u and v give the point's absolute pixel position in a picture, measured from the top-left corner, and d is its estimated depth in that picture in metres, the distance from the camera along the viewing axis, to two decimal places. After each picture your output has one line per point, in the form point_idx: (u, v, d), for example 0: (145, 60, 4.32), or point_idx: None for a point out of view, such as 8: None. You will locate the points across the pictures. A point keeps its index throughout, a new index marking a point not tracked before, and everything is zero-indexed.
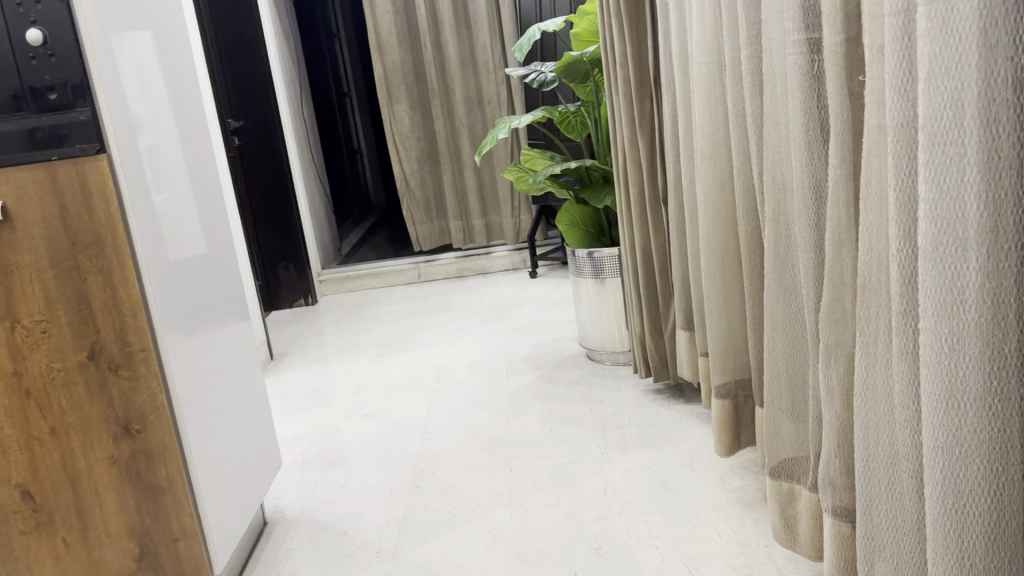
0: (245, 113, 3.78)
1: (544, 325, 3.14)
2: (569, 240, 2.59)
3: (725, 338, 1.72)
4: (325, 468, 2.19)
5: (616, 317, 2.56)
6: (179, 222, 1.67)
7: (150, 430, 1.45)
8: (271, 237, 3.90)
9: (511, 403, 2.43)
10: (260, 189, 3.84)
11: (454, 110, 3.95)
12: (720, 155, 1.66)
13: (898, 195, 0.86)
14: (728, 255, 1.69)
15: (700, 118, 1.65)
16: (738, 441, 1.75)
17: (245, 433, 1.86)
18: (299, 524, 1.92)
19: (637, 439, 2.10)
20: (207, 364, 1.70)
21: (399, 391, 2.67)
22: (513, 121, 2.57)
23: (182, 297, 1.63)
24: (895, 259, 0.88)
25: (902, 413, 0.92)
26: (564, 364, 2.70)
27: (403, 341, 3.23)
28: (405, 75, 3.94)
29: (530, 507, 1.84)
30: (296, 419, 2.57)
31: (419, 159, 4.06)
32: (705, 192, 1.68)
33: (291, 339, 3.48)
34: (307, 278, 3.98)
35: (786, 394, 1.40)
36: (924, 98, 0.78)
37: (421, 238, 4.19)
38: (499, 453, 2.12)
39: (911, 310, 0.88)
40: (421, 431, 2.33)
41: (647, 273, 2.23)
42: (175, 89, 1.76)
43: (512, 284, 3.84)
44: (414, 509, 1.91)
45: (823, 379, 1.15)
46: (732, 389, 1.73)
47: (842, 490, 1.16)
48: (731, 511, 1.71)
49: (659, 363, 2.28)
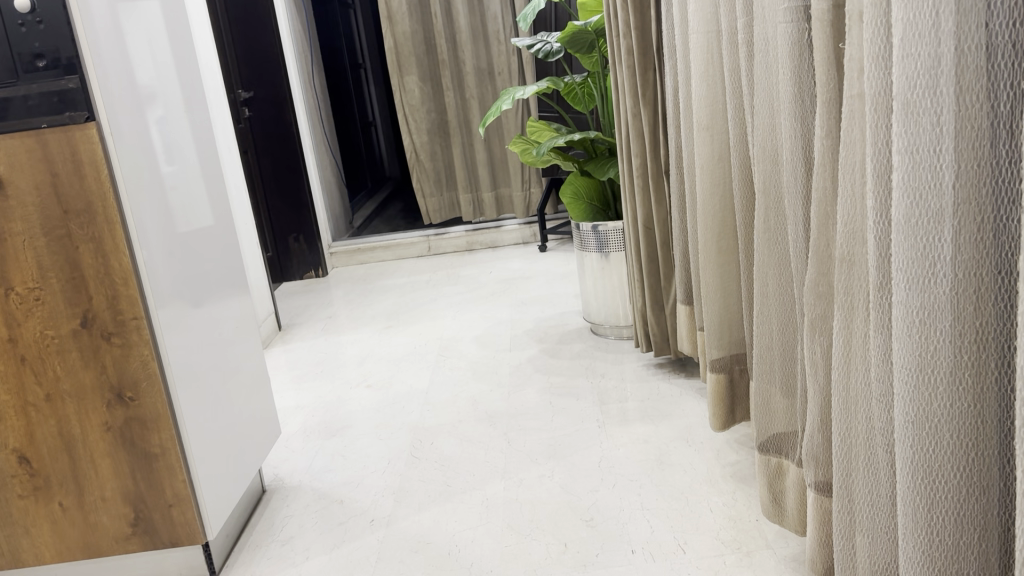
0: (255, 84, 3.78)
1: (550, 298, 3.13)
2: (573, 213, 2.55)
3: (719, 312, 1.71)
4: (326, 437, 2.21)
5: (619, 291, 2.55)
6: (183, 190, 1.67)
7: (143, 397, 1.46)
8: (281, 209, 3.91)
9: (513, 376, 2.44)
10: (270, 161, 3.85)
11: (464, 81, 3.93)
12: (718, 126, 1.64)
13: (874, 165, 0.85)
14: (725, 228, 1.67)
15: (698, 89, 1.62)
16: (733, 416, 1.75)
17: (245, 401, 1.88)
18: (297, 492, 1.94)
19: (636, 413, 2.09)
20: (209, 334, 1.72)
21: (403, 363, 2.69)
22: (518, 92, 2.54)
23: (186, 266, 1.64)
24: (872, 232, 0.87)
25: (877, 389, 0.90)
26: (568, 338, 2.69)
27: (410, 313, 3.24)
28: (415, 46, 3.91)
29: (525, 478, 1.84)
30: (299, 389, 2.59)
31: (429, 130, 4.04)
32: (702, 164, 1.66)
33: (299, 310, 3.50)
34: (317, 249, 3.98)
35: (777, 368, 1.39)
36: (900, 65, 0.76)
37: (430, 210, 4.18)
38: (498, 425, 2.13)
39: (886, 284, 0.86)
40: (422, 402, 2.34)
41: (648, 246, 2.21)
42: (180, 57, 1.76)
43: (521, 257, 3.83)
44: (410, 479, 1.92)
45: (807, 353, 1.14)
46: (727, 363, 1.72)
47: (823, 465, 1.16)
48: (724, 485, 1.71)
49: (660, 338, 2.27)
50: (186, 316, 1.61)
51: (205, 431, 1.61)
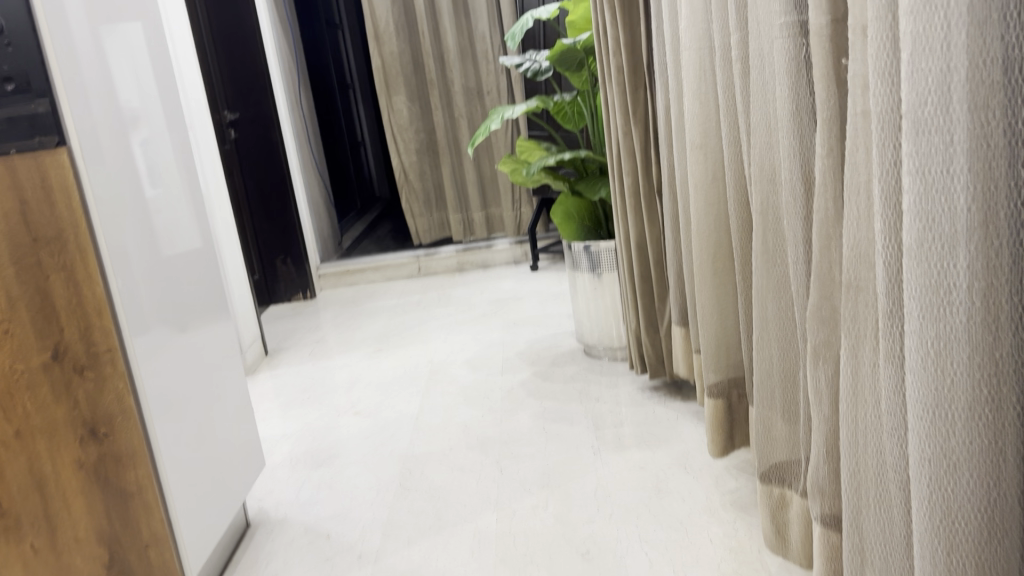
0: (240, 106, 3.73)
1: (543, 319, 3.08)
2: (565, 233, 2.50)
3: (717, 335, 1.66)
4: (313, 467, 2.14)
5: (612, 311, 2.50)
6: (167, 214, 1.63)
7: (118, 432, 1.41)
8: (267, 231, 3.86)
9: (505, 400, 2.38)
10: (257, 182, 3.80)
11: (452, 100, 3.89)
12: (711, 145, 1.58)
13: (882, 187, 0.80)
14: (721, 249, 1.63)
15: (691, 106, 1.57)
16: (731, 442, 1.69)
17: (227, 432, 1.81)
18: (283, 526, 1.88)
19: (632, 438, 2.04)
20: (191, 364, 1.66)
21: (392, 388, 2.62)
22: (507, 111, 2.50)
23: (168, 292, 1.58)
24: (880, 257, 0.82)
25: (888, 421, 0.86)
26: (561, 360, 2.64)
27: (400, 336, 3.18)
28: (403, 66, 3.88)
29: (518, 509, 1.78)
30: (287, 416, 2.53)
31: (418, 150, 4.00)
32: (696, 183, 1.61)
33: (287, 334, 3.43)
34: (305, 271, 3.91)
35: (777, 394, 1.34)
36: (907, 82, 0.72)
37: (419, 230, 4.13)
38: (490, 452, 2.07)
39: (896, 312, 0.82)
40: (411, 430, 2.28)
41: (642, 267, 2.16)
42: (164, 79, 1.71)
43: (512, 277, 3.78)
44: (400, 511, 1.86)
45: (811, 380, 1.10)
46: (725, 388, 1.66)
47: (830, 497, 1.11)
48: (724, 514, 1.65)
49: (655, 360, 2.22)
50: (167, 347, 1.55)
51: (184, 467, 1.55)
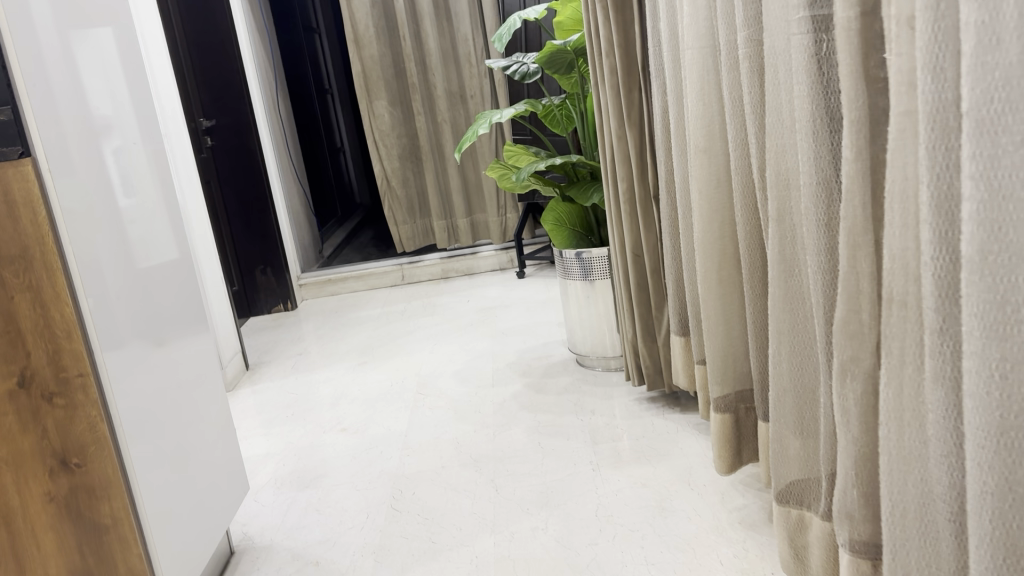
0: (217, 113, 3.63)
1: (533, 328, 3.00)
2: (556, 240, 2.42)
3: (723, 347, 1.59)
4: (299, 489, 2.05)
5: (606, 320, 2.42)
6: (142, 227, 1.53)
7: (90, 462, 1.32)
8: (246, 240, 3.75)
9: (497, 414, 2.30)
10: (235, 191, 3.69)
11: (435, 104, 3.81)
12: (715, 147, 1.51)
13: (933, 193, 0.74)
14: (726, 257, 1.56)
15: (694, 108, 1.50)
16: (739, 458, 1.62)
17: (209, 456, 1.72)
18: (268, 553, 1.78)
19: (631, 453, 1.97)
20: (169, 385, 1.57)
21: (378, 402, 2.53)
22: (495, 115, 2.42)
23: (145, 309, 1.49)
24: (931, 269, 0.76)
25: (937, 447, 0.79)
26: (553, 370, 2.56)
27: (385, 347, 3.09)
28: (384, 70, 3.79)
29: (516, 532, 1.70)
30: (269, 435, 2.43)
31: (400, 156, 3.91)
32: (699, 189, 1.54)
33: (268, 347, 3.33)
34: (286, 281, 3.81)
35: (794, 410, 1.27)
36: (968, 77, 0.65)
37: (403, 238, 4.04)
38: (484, 470, 1.98)
39: (949, 329, 0.75)
40: (400, 447, 2.19)
41: (637, 275, 2.09)
42: (135, 85, 1.62)
43: (499, 285, 3.70)
44: (392, 535, 1.77)
45: (837, 399, 1.03)
46: (732, 402, 1.60)
47: (860, 523, 1.04)
48: (733, 534, 1.58)
49: (653, 371, 2.15)
50: (144, 370, 1.46)
51: (163, 497, 1.45)
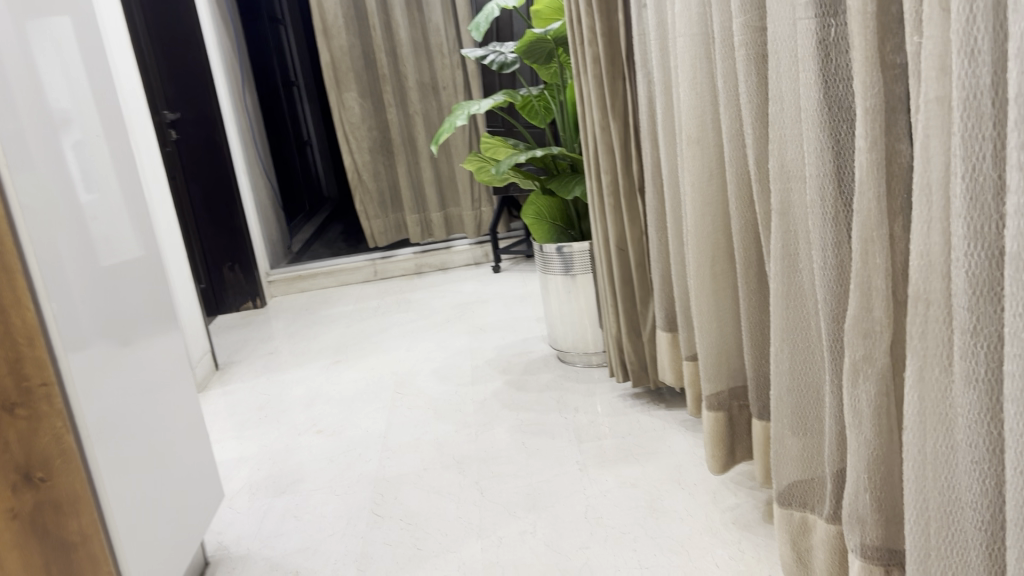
0: (181, 105, 3.52)
1: (510, 324, 2.94)
2: (536, 234, 2.37)
3: (715, 343, 1.55)
4: (275, 495, 1.98)
5: (588, 316, 2.37)
6: (106, 224, 1.45)
7: (55, 477, 1.24)
8: (213, 236, 3.64)
9: (478, 414, 2.24)
10: (201, 186, 3.59)
11: (407, 96, 3.73)
12: (708, 138, 1.46)
13: (967, 186, 0.70)
14: (719, 250, 1.51)
15: (686, 99, 1.45)
16: (732, 457, 1.59)
17: (182, 463, 1.64)
18: (245, 563, 1.71)
19: (617, 451, 1.92)
20: (138, 391, 1.49)
21: (355, 403, 2.46)
22: (473, 106, 2.35)
23: (110, 309, 1.41)
24: (961, 265, 0.72)
25: (967, 453, 0.75)
26: (534, 367, 2.51)
27: (359, 345, 3.01)
28: (354, 61, 3.70)
29: (504, 536, 1.65)
30: (241, 438, 2.34)
31: (371, 149, 3.83)
32: (691, 183, 1.49)
33: (238, 346, 3.23)
34: (255, 278, 3.71)
35: (795, 410, 1.23)
36: (1015, 60, 0.61)
37: (375, 232, 3.96)
38: (468, 472, 1.93)
39: (981, 328, 0.72)
40: (380, 449, 2.13)
41: (622, 270, 2.04)
42: (96, 76, 1.53)
43: (474, 280, 3.64)
44: (374, 542, 1.71)
45: (849, 400, 0.99)
46: (725, 399, 1.56)
47: (872, 528, 1.00)
48: (728, 534, 1.54)
49: (638, 367, 2.11)
50: (111, 376, 1.38)
51: (134, 510, 1.38)
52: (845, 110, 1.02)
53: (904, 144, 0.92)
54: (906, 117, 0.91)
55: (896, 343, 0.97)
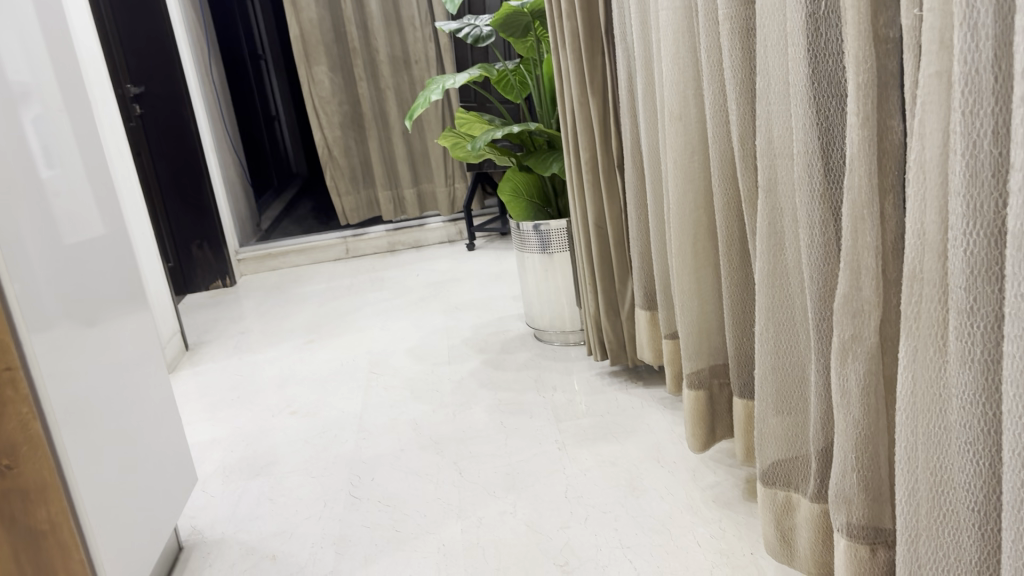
0: (146, 79, 3.43)
1: (486, 302, 2.92)
2: (513, 212, 2.34)
3: (697, 321, 1.54)
4: (249, 478, 1.94)
5: (566, 294, 2.36)
6: (69, 202, 1.40)
7: (22, 465, 1.21)
8: (181, 213, 3.57)
9: (455, 393, 2.22)
10: (168, 162, 3.50)
11: (378, 70, 3.66)
12: (690, 114, 1.44)
13: (966, 163, 0.69)
14: (701, 228, 1.50)
15: (668, 74, 1.43)
16: (713, 435, 1.58)
17: (153, 446, 1.61)
18: (220, 548, 1.68)
19: (596, 430, 1.91)
20: (106, 373, 1.44)
21: (329, 383, 2.43)
22: (448, 81, 2.30)
23: (75, 290, 1.36)
24: (959, 244, 0.71)
25: (961, 434, 0.74)
26: (511, 346, 2.49)
27: (332, 325, 2.97)
28: (324, 34, 3.62)
29: (484, 516, 1.64)
30: (213, 420, 2.30)
31: (342, 124, 3.76)
32: (674, 160, 1.47)
33: (208, 326, 3.17)
34: (224, 256, 3.64)
35: (780, 389, 1.22)
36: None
37: (347, 209, 3.90)
38: (446, 453, 1.91)
39: (978, 308, 0.71)
40: (356, 430, 2.10)
41: (600, 247, 2.02)
42: (56, 47, 1.47)
43: (448, 257, 3.60)
44: (352, 524, 1.69)
45: (837, 380, 0.98)
46: (706, 378, 1.55)
47: (858, 507, 0.99)
48: (709, 512, 1.54)
49: (616, 345, 2.10)
50: (77, 360, 1.33)
51: (105, 496, 1.34)
52: (835, 86, 1.01)
53: (896, 120, 0.90)
54: (899, 93, 0.90)
55: (886, 322, 0.96)
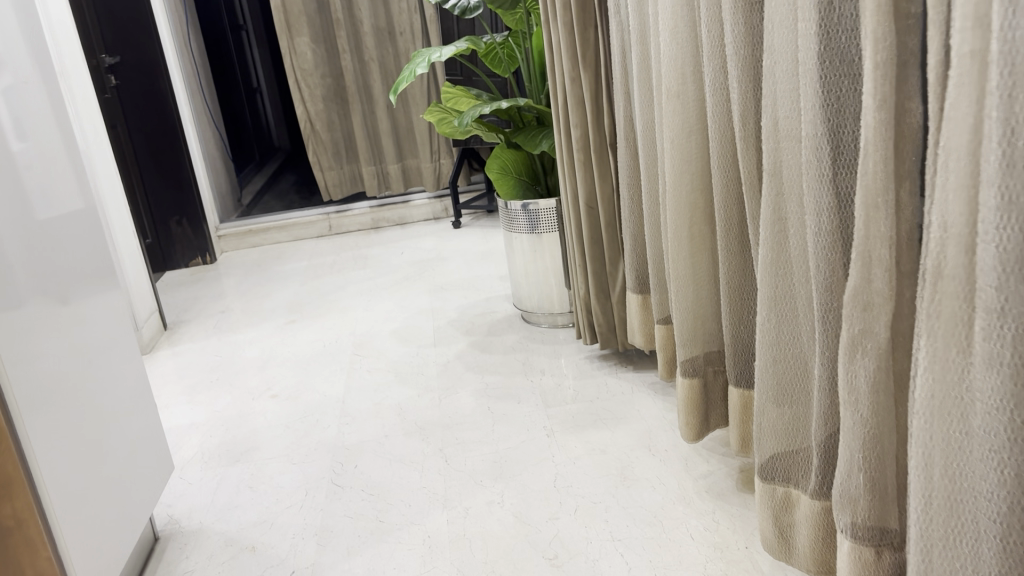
0: (122, 49, 3.31)
1: (472, 282, 2.86)
2: (501, 191, 2.26)
3: (692, 308, 1.49)
4: (228, 464, 1.89)
5: (554, 275, 2.30)
6: (43, 175, 1.34)
7: None
8: (159, 188, 3.47)
9: (441, 377, 2.16)
10: (145, 136, 3.41)
11: (362, 42, 3.56)
12: (689, 92, 1.38)
13: (1003, 150, 0.64)
14: (697, 211, 1.44)
15: (666, 51, 1.36)
16: (707, 424, 1.54)
17: (127, 434, 1.55)
18: (198, 538, 1.63)
19: (586, 416, 1.87)
20: (77, 359, 1.38)
21: (312, 365, 2.37)
22: (434, 54, 2.22)
23: (44, 267, 1.30)
24: (991, 238, 0.66)
25: (984, 440, 0.69)
26: (498, 328, 2.43)
27: (315, 304, 2.90)
28: (306, 4, 3.51)
29: (470, 507, 1.59)
30: (192, 404, 2.24)
31: (325, 98, 3.67)
32: (670, 141, 1.41)
33: (187, 304, 3.10)
34: (204, 233, 3.55)
35: (782, 382, 1.17)
36: None
37: (330, 185, 3.82)
38: (431, 439, 1.85)
39: (1008, 308, 0.66)
40: (339, 415, 2.04)
41: (591, 228, 1.96)
42: (28, 14, 1.40)
43: (434, 235, 3.53)
44: (333, 514, 1.63)
45: (844, 376, 0.93)
46: (700, 365, 1.50)
47: (864, 509, 0.95)
48: (701, 504, 1.50)
49: (606, 329, 2.04)
50: (41, 344, 1.27)
51: (73, 487, 1.28)
52: (847, 64, 0.95)
53: (916, 102, 0.85)
54: (919, 73, 0.84)
55: (898, 316, 0.91)
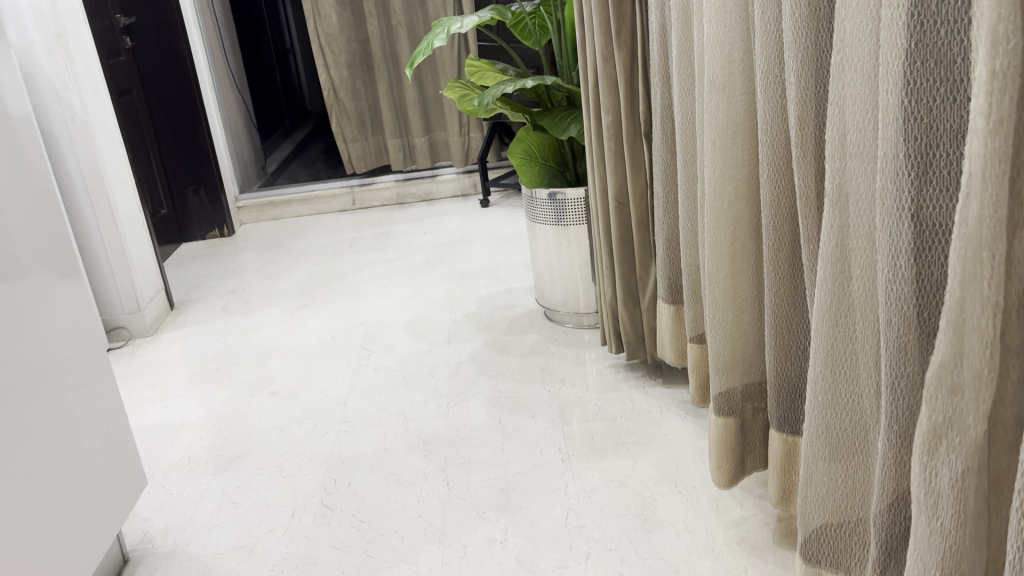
0: (138, 8, 3.13)
1: (494, 270, 2.67)
2: (524, 178, 2.05)
3: (730, 336, 1.27)
4: (214, 473, 1.73)
5: (580, 272, 2.09)
6: (32, 145, 1.33)
7: None
8: (176, 156, 3.32)
9: (451, 381, 1.98)
10: (161, 100, 3.25)
11: (390, 6, 3.35)
12: (736, 85, 1.16)
13: None
14: (740, 226, 1.23)
15: (710, 36, 1.14)
16: (742, 468, 1.33)
17: (107, 435, 1.42)
18: (170, 563, 1.47)
19: (606, 438, 1.67)
20: (45, 364, 1.26)
21: (316, 359, 2.20)
22: (456, 24, 2.00)
23: (26, 236, 1.26)
24: None
25: None
26: (518, 325, 2.24)
27: (328, 287, 2.73)
28: None
29: (469, 545, 1.41)
30: (188, 397, 2.09)
31: (350, 65, 3.47)
32: (711, 144, 1.19)
33: (198, 281, 2.95)
34: (221, 204, 3.39)
35: (839, 450, 0.96)
36: None
37: (353, 156, 3.63)
38: (434, 457, 1.68)
39: None
40: (339, 420, 1.87)
41: (620, 227, 1.75)
42: None
43: (460, 214, 3.34)
44: (319, 543, 1.47)
45: (922, 473, 0.72)
46: (738, 403, 1.30)
47: None
48: (732, 559, 1.30)
49: (635, 338, 1.84)
50: (21, 327, 1.21)
51: (32, 504, 1.18)
52: (945, 67, 0.73)
53: None
54: None
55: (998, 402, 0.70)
